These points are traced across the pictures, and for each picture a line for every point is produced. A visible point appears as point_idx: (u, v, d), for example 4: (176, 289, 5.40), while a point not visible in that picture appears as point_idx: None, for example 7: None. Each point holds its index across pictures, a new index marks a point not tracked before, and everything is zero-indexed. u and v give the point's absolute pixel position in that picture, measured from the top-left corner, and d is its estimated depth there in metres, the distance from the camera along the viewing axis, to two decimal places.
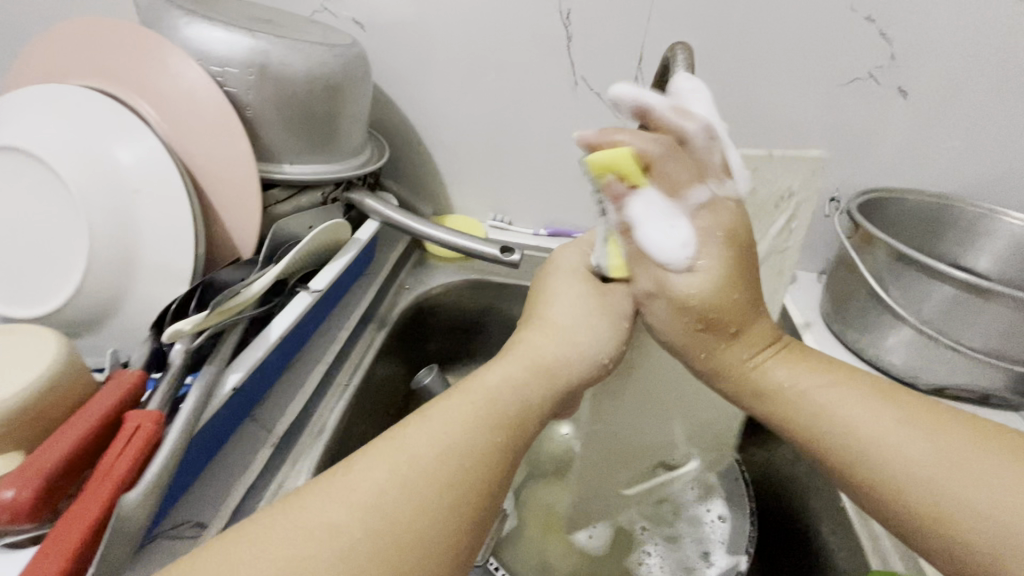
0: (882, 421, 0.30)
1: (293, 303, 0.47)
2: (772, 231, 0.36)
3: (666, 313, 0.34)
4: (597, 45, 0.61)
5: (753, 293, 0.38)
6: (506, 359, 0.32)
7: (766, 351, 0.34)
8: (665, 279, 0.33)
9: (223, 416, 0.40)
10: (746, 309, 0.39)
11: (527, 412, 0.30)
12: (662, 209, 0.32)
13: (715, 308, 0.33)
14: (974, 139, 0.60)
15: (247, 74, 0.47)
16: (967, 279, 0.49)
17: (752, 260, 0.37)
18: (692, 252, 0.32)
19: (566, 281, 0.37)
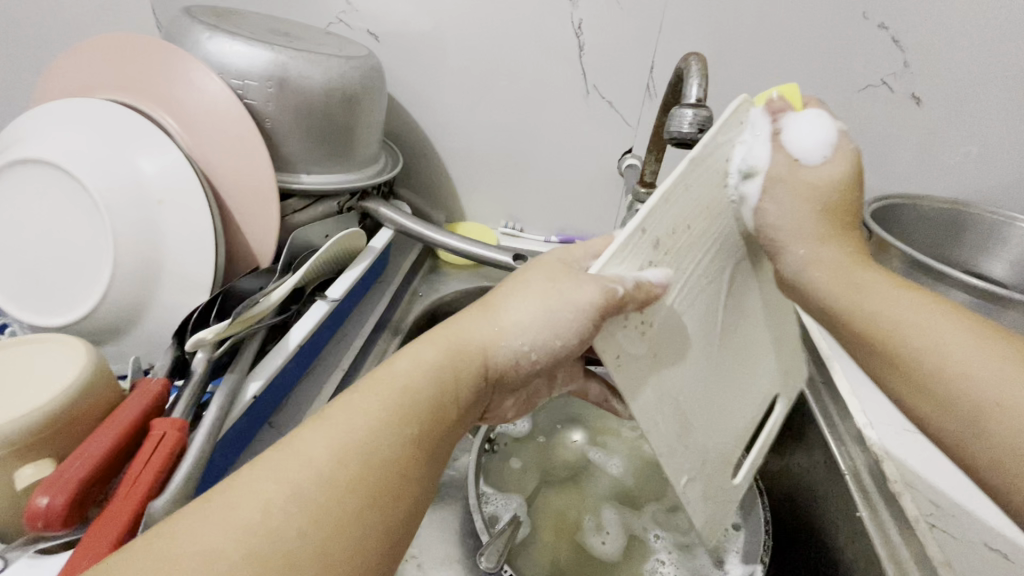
0: (967, 340, 0.30)
1: (311, 311, 0.48)
2: (844, 162, 0.36)
3: (794, 199, 0.35)
4: (609, 53, 0.61)
5: (823, 219, 0.36)
6: (425, 343, 0.32)
7: (847, 262, 0.36)
8: (800, 172, 0.35)
9: (243, 423, 0.40)
10: (836, 259, 0.36)
11: (441, 412, 0.29)
12: (808, 120, 0.35)
13: (838, 197, 0.36)
14: (990, 145, 0.60)
15: (267, 87, 0.48)
16: (984, 287, 0.48)
17: (823, 180, 0.35)
18: (841, 148, 0.36)
19: (530, 282, 0.35)
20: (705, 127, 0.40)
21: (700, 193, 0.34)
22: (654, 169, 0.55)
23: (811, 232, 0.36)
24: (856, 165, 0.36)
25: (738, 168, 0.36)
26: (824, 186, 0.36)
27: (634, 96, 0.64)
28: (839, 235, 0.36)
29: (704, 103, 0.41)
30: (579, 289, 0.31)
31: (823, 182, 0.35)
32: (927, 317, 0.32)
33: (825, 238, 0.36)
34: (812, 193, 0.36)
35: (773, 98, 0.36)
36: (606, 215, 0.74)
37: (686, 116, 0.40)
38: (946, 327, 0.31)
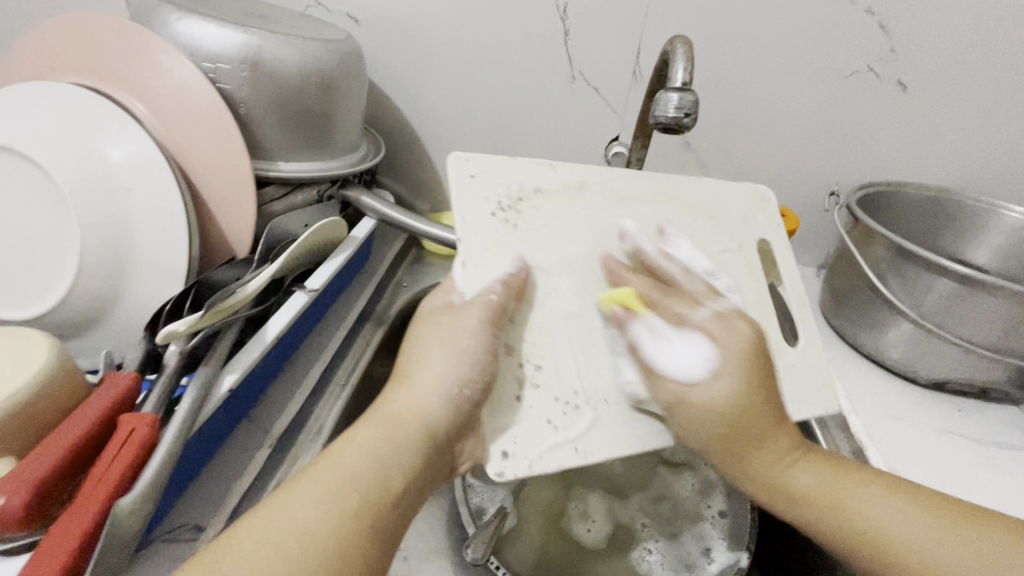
0: (910, 517, 0.35)
1: (290, 302, 0.47)
2: (732, 375, 0.35)
3: (685, 422, 0.36)
4: (595, 39, 0.60)
5: (726, 439, 0.36)
6: (365, 432, 0.32)
7: (795, 461, 0.38)
8: (681, 395, 0.35)
9: (219, 417, 0.39)
10: (747, 454, 0.37)
11: (384, 480, 0.30)
12: (666, 339, 0.36)
13: (733, 414, 0.36)
14: (973, 132, 0.60)
15: (240, 71, 0.46)
16: (967, 273, 0.49)
17: (712, 402, 0.35)
18: (728, 333, 0.36)
19: (424, 326, 0.36)
20: (691, 112, 0.39)
21: (504, 243, 0.38)
22: (639, 156, 0.54)
23: (749, 443, 0.37)
24: (753, 346, 0.36)
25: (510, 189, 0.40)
26: (717, 409, 0.35)
27: (620, 83, 0.63)
28: (780, 435, 0.37)
29: (690, 86, 0.40)
30: (462, 317, 0.35)
31: (715, 400, 0.35)
32: (873, 505, 0.36)
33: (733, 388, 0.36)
34: (706, 418, 0.36)
35: (640, 238, 0.41)
36: None
37: (671, 100, 0.39)
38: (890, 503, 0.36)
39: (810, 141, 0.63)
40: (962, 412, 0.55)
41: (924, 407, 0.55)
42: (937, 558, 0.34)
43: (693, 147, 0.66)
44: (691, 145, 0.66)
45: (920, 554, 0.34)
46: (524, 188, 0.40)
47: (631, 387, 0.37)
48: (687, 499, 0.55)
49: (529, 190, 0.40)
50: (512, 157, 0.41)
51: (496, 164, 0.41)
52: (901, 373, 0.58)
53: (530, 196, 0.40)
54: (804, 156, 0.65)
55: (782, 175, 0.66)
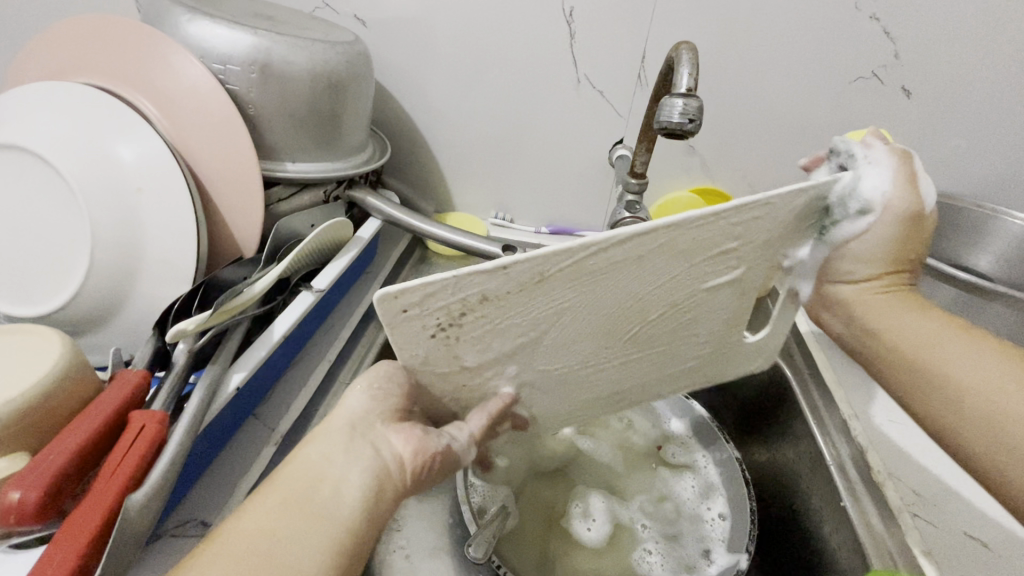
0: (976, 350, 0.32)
1: (296, 302, 0.47)
2: (929, 219, 0.36)
3: (877, 241, 0.35)
4: (600, 42, 0.61)
5: (893, 250, 0.36)
6: (313, 443, 0.31)
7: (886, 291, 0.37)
8: (887, 210, 0.35)
9: (226, 415, 0.40)
10: (878, 265, 0.36)
11: (315, 484, 0.28)
12: (891, 167, 0.35)
13: (910, 231, 0.36)
14: (977, 138, 0.60)
15: (249, 72, 0.47)
16: (971, 280, 0.48)
17: (906, 215, 0.35)
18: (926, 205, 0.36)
19: None
20: (695, 118, 0.40)
21: (450, 354, 0.34)
22: (644, 160, 0.54)
23: (878, 265, 0.36)
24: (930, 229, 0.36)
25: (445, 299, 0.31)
26: (907, 221, 0.35)
27: (625, 86, 0.63)
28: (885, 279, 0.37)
29: (695, 92, 0.41)
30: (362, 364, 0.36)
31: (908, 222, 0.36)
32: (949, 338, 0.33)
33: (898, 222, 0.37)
34: (899, 234, 0.36)
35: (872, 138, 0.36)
36: (596, 207, 0.74)
37: (676, 105, 0.40)
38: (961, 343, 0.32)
39: (814, 145, 0.64)
40: None
41: None
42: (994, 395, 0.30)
43: (697, 150, 0.66)
44: (695, 148, 0.66)
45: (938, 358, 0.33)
46: (466, 301, 0.31)
47: (864, 202, 0.34)
48: (688, 501, 0.55)
49: (471, 301, 0.31)
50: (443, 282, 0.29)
51: (425, 281, 0.29)
52: None
53: (474, 307, 0.31)
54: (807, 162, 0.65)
55: (785, 179, 0.67)
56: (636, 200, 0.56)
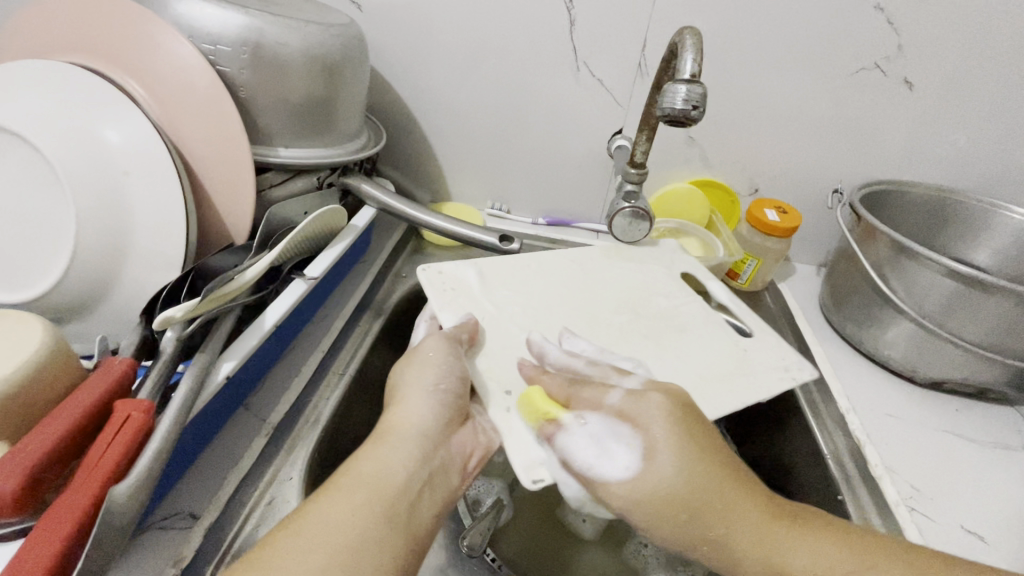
0: (831, 554, 0.32)
1: (289, 290, 0.46)
2: (673, 455, 0.35)
3: (650, 521, 0.35)
4: (600, 30, 0.60)
5: (675, 513, 0.34)
6: (394, 445, 0.35)
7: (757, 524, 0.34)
8: (595, 474, 0.36)
9: (215, 404, 0.39)
10: (725, 510, 0.34)
11: (402, 483, 0.33)
12: (592, 429, 0.37)
13: (686, 491, 0.34)
14: (978, 131, 0.60)
15: (240, 53, 0.45)
16: (969, 273, 0.48)
17: (660, 480, 0.34)
18: (652, 461, 0.35)
19: (410, 364, 0.41)
20: (699, 104, 0.39)
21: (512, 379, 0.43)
22: (644, 150, 0.53)
23: (745, 522, 0.33)
24: (683, 410, 0.37)
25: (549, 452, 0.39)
26: (661, 490, 0.34)
27: (625, 75, 0.62)
28: (733, 493, 0.34)
29: (699, 78, 0.40)
30: (423, 348, 0.42)
31: (665, 485, 0.34)
32: (822, 553, 0.32)
33: (679, 462, 0.35)
34: (649, 491, 0.35)
35: (547, 421, 0.38)
36: (594, 199, 0.73)
37: (679, 92, 0.39)
38: (806, 540, 0.33)
39: (814, 138, 0.63)
40: (960, 412, 0.56)
41: (919, 405, 0.55)
42: None
43: (697, 142, 0.66)
44: (695, 140, 0.65)
45: (795, 565, 0.32)
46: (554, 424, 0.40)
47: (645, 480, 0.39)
48: None
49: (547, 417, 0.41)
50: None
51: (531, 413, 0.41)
52: (899, 372, 0.58)
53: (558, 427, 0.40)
54: (808, 155, 0.64)
55: (785, 173, 0.66)
56: (636, 190, 0.55)
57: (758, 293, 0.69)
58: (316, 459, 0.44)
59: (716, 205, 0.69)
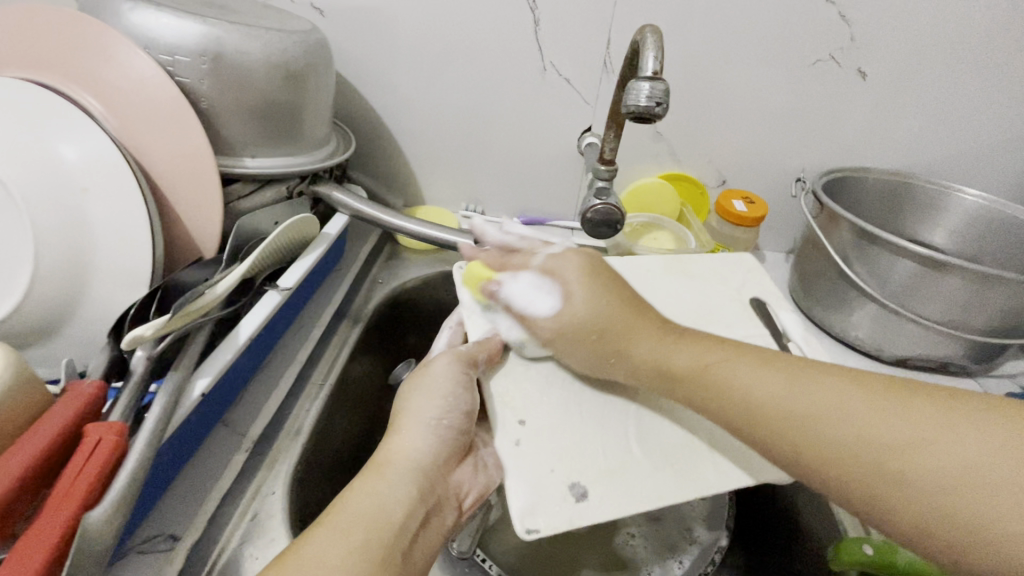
0: (838, 396, 0.30)
1: (262, 302, 0.45)
2: (583, 293, 0.38)
3: (577, 354, 0.38)
4: (564, 30, 0.60)
5: (634, 313, 0.38)
6: (392, 481, 0.33)
7: (749, 365, 0.34)
8: (528, 317, 0.39)
9: (191, 422, 0.38)
10: (634, 328, 0.37)
11: (399, 524, 0.31)
12: (524, 284, 0.40)
13: (604, 322, 0.38)
14: (928, 117, 0.62)
15: (200, 63, 0.44)
16: (927, 254, 0.50)
17: (575, 314, 0.38)
18: (570, 296, 0.39)
19: (421, 390, 0.38)
20: (662, 101, 0.40)
21: (541, 412, 0.39)
22: (613, 147, 0.54)
23: (620, 327, 0.37)
24: (592, 262, 0.41)
25: (572, 491, 0.35)
26: (579, 317, 0.38)
27: (591, 73, 0.63)
28: (673, 334, 0.37)
29: (661, 75, 0.41)
30: (435, 368, 0.38)
31: (576, 316, 0.38)
32: (805, 391, 0.31)
33: (592, 308, 0.38)
34: (580, 328, 0.38)
35: (485, 284, 0.42)
36: (568, 196, 0.74)
37: (643, 89, 0.40)
38: (828, 380, 0.32)
39: (776, 129, 0.65)
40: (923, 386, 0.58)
41: None
42: (865, 423, 0.29)
43: (664, 137, 0.67)
44: (662, 135, 0.67)
45: (798, 409, 0.31)
46: (583, 461, 0.36)
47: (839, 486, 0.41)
48: None
49: (583, 465, 0.36)
50: (589, 524, 0.34)
51: (551, 444, 0.37)
52: (866, 351, 0.60)
53: (588, 472, 0.36)
54: (771, 145, 0.66)
55: (750, 164, 0.68)
56: (607, 187, 0.56)
57: None
58: (299, 471, 0.43)
59: (687, 197, 0.71)
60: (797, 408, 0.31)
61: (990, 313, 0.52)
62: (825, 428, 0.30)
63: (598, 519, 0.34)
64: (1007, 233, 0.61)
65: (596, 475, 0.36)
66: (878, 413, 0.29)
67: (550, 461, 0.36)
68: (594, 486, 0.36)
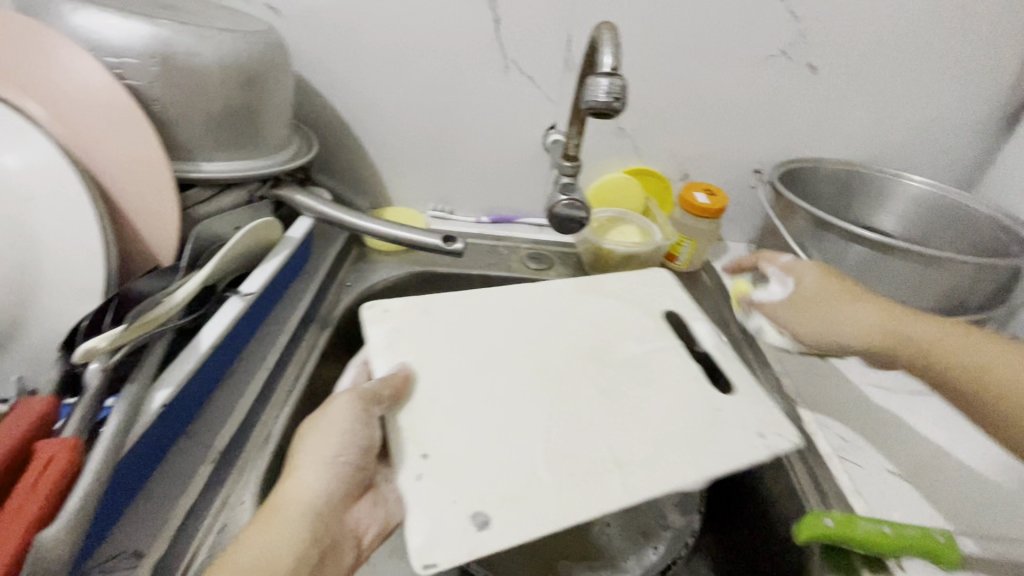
0: (944, 331, 0.45)
1: (224, 309, 0.44)
2: (814, 269, 0.53)
3: (857, 322, 0.48)
4: (525, 28, 0.61)
5: (827, 284, 0.51)
6: (288, 526, 0.34)
7: (915, 320, 0.46)
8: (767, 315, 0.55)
9: (152, 435, 0.37)
10: (819, 291, 0.51)
11: (293, 566, 0.33)
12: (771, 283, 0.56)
13: (816, 285, 0.52)
14: (875, 108, 0.65)
15: (150, 65, 0.43)
16: (877, 239, 0.52)
17: (806, 287, 0.52)
18: (806, 266, 0.54)
19: (316, 431, 0.39)
20: (620, 96, 0.41)
21: (446, 441, 0.39)
22: (576, 143, 0.55)
23: (812, 287, 0.52)
24: (831, 271, 0.52)
25: (473, 521, 0.35)
26: (806, 289, 0.52)
27: (553, 71, 0.64)
28: (843, 292, 0.50)
29: (618, 71, 0.41)
30: (333, 407, 0.39)
31: (804, 290, 0.52)
32: (915, 329, 0.46)
33: (826, 281, 0.51)
34: (806, 294, 0.52)
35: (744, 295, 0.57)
36: (535, 193, 0.74)
37: (601, 85, 0.40)
38: (918, 322, 0.46)
39: (734, 123, 0.67)
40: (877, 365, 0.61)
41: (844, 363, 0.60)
42: (984, 356, 0.43)
43: (627, 133, 0.68)
44: (625, 131, 0.68)
45: (914, 335, 0.46)
46: (487, 490, 0.36)
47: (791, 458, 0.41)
48: None
49: (489, 495, 0.36)
50: (489, 552, 0.34)
51: (453, 473, 0.37)
52: None
53: (491, 503, 0.36)
54: (730, 139, 0.68)
55: (711, 157, 0.70)
56: (573, 182, 0.56)
57: (696, 273, 0.73)
58: (268, 480, 0.42)
59: (651, 192, 0.72)
60: (936, 342, 0.45)
61: (936, 292, 0.55)
62: (929, 345, 0.45)
63: (497, 547, 0.34)
64: (950, 218, 0.65)
65: (495, 504, 0.36)
66: (975, 348, 0.43)
67: (452, 494, 0.36)
68: (495, 514, 0.35)
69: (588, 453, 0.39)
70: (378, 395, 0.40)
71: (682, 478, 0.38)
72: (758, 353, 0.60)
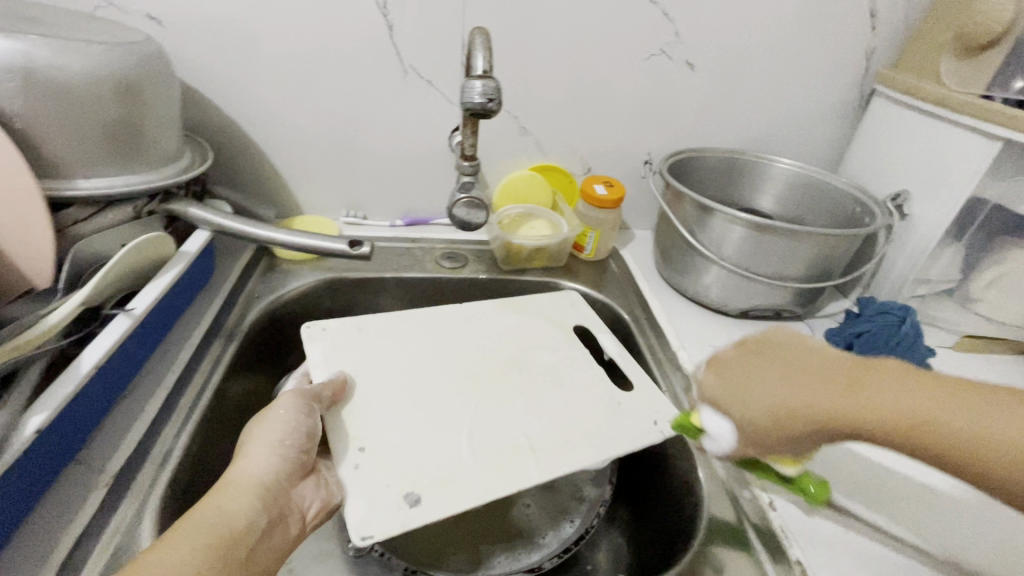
0: (874, 393, 0.32)
1: (110, 328, 0.43)
2: (722, 370, 0.39)
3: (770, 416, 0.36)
4: (418, 34, 0.62)
5: (761, 388, 0.35)
6: (236, 498, 0.36)
7: (841, 391, 0.33)
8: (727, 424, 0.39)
9: (34, 464, 0.35)
10: (745, 389, 0.36)
11: (244, 528, 0.35)
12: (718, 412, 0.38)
13: (735, 375, 0.38)
14: (749, 100, 0.72)
15: (7, 81, 0.41)
16: (749, 219, 0.58)
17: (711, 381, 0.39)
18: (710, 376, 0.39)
19: (261, 422, 0.41)
20: (494, 97, 0.43)
21: (385, 436, 0.44)
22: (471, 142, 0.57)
23: (770, 383, 0.35)
24: (762, 353, 0.38)
25: (407, 499, 0.40)
26: (717, 388, 0.38)
27: (451, 74, 0.66)
28: (768, 381, 0.36)
29: (491, 73, 0.44)
30: (277, 404, 0.42)
31: (737, 409, 0.36)
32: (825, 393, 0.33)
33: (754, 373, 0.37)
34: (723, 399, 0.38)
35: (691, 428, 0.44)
36: (446, 194, 0.76)
37: (475, 87, 0.43)
38: (858, 390, 0.32)
39: (626, 118, 0.71)
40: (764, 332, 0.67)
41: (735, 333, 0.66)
42: (903, 407, 0.31)
43: (528, 131, 0.71)
44: (526, 129, 0.71)
45: (843, 409, 0.32)
46: (421, 473, 0.42)
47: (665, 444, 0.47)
48: None
49: (421, 478, 0.41)
50: (418, 525, 0.39)
51: (391, 463, 0.42)
52: (719, 310, 0.68)
53: (423, 483, 0.41)
54: (625, 133, 0.73)
55: (609, 151, 0.74)
56: (472, 181, 0.58)
57: (605, 261, 0.77)
58: (169, 498, 0.42)
59: (557, 186, 0.75)
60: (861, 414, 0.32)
61: (803, 263, 0.61)
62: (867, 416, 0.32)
63: (429, 520, 0.39)
64: (820, 197, 0.72)
65: (427, 484, 0.41)
66: (918, 400, 0.31)
67: (391, 478, 0.41)
68: (426, 493, 0.41)
69: (506, 441, 0.45)
70: (319, 397, 0.44)
71: (588, 459, 0.45)
72: (657, 332, 0.64)
